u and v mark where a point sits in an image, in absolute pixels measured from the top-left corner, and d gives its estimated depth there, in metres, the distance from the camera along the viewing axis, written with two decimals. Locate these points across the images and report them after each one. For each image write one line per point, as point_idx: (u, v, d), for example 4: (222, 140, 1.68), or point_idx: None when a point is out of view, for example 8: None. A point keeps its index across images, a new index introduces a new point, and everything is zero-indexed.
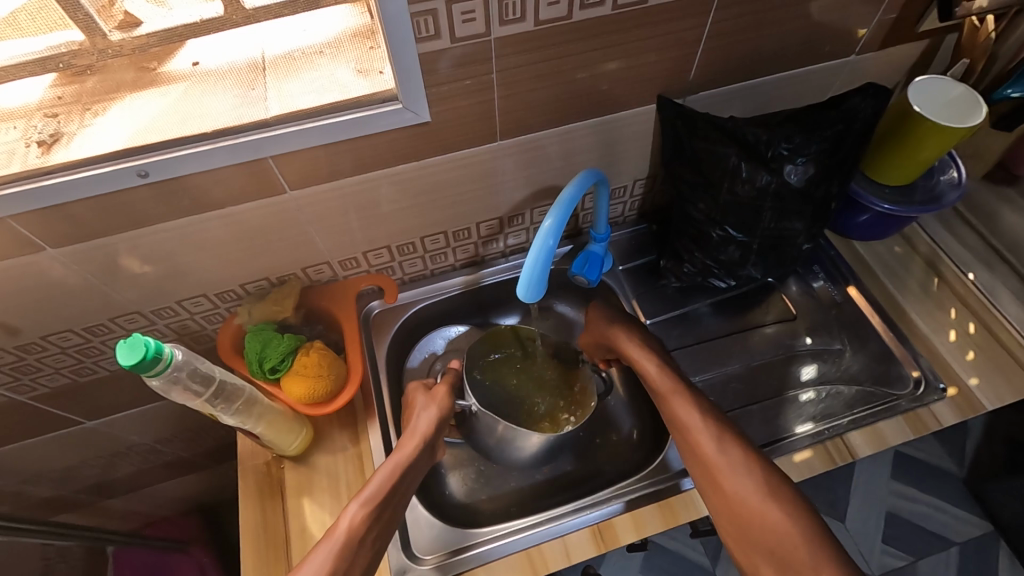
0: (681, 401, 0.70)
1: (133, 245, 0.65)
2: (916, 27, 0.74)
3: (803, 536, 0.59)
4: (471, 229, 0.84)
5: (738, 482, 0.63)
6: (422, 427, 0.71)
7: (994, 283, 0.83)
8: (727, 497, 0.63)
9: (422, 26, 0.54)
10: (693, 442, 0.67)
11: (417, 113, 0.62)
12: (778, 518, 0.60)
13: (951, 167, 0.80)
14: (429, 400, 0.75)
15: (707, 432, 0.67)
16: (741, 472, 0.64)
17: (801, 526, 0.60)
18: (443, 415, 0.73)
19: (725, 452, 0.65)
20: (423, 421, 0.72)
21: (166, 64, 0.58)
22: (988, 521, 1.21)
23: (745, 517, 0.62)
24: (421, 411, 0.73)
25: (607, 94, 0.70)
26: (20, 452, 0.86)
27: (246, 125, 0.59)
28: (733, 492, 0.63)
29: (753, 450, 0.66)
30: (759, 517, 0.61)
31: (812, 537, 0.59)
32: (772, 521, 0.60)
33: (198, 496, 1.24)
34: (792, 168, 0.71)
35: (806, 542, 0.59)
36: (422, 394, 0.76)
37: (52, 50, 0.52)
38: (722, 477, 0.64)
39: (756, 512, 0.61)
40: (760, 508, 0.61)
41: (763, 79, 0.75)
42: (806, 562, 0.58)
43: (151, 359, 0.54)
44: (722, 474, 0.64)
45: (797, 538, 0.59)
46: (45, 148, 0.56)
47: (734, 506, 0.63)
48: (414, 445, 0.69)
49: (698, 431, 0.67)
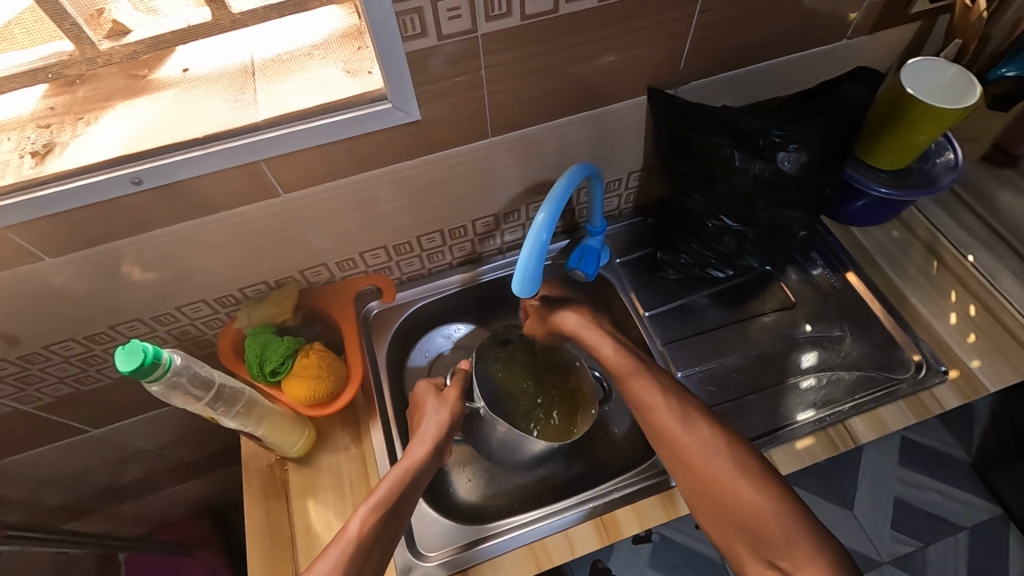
0: (643, 382, 0.71)
1: (129, 253, 0.66)
2: (907, 8, 0.74)
3: (775, 508, 0.61)
4: (467, 227, 0.84)
5: (709, 461, 0.65)
6: (432, 431, 0.71)
7: (995, 265, 0.82)
8: (699, 475, 0.65)
9: (408, 25, 0.54)
10: (661, 424, 0.68)
11: (408, 112, 0.62)
12: (750, 494, 0.62)
13: (948, 149, 0.80)
14: (441, 403, 0.75)
15: (672, 411, 0.68)
16: (711, 450, 0.65)
17: (771, 497, 0.62)
18: (454, 419, 0.74)
19: (693, 431, 0.67)
20: (430, 423, 0.72)
21: (157, 70, 0.59)
22: (997, 505, 1.22)
23: (717, 492, 0.64)
24: (432, 415, 0.73)
25: (596, 87, 0.69)
26: (28, 461, 0.87)
27: (237, 130, 0.59)
28: (702, 469, 0.65)
29: (718, 426, 0.67)
30: (729, 491, 0.63)
31: (784, 509, 0.61)
32: (742, 495, 0.62)
33: (207, 500, 1.25)
34: (785, 155, 0.72)
35: (776, 514, 0.61)
36: (433, 397, 0.76)
37: (42, 60, 0.53)
38: (690, 456, 0.66)
39: (726, 487, 0.63)
40: (731, 483, 0.63)
41: (754, 67, 0.75)
42: (777, 533, 0.60)
43: (149, 364, 0.54)
44: (688, 452, 0.66)
45: (767, 510, 0.61)
46: (38, 158, 0.56)
47: (707, 481, 0.64)
48: (424, 448, 0.70)
49: (662, 412, 0.69)
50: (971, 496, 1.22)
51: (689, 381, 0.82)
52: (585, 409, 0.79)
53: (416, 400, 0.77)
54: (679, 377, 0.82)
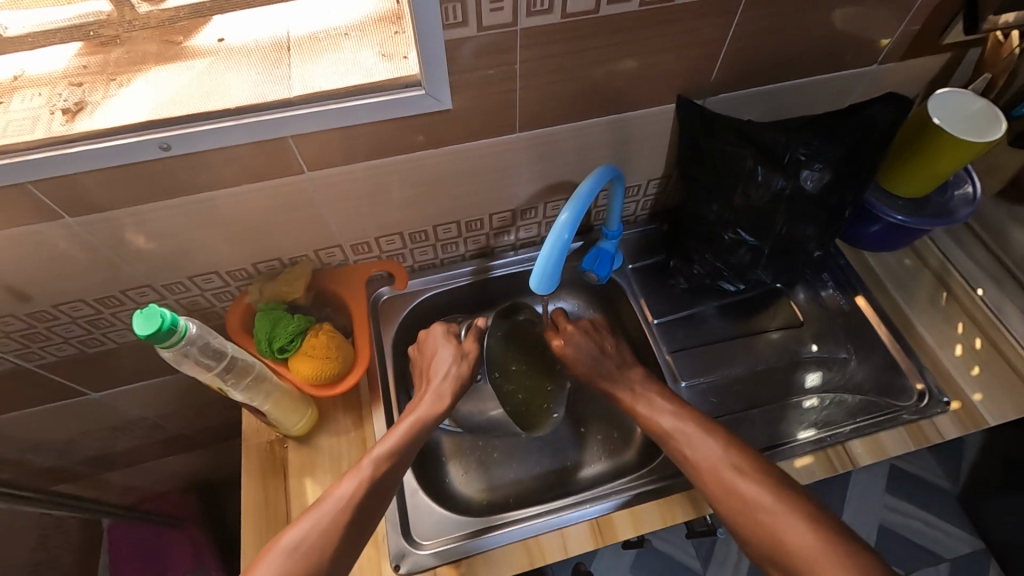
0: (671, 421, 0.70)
1: (148, 217, 0.66)
2: (939, 39, 0.74)
3: (824, 552, 0.56)
4: (484, 220, 0.84)
5: (748, 502, 0.61)
6: (446, 383, 0.75)
7: (1002, 300, 0.83)
8: (741, 518, 0.61)
9: (450, 13, 0.54)
10: (693, 465, 0.66)
11: (439, 100, 0.62)
12: (797, 536, 0.58)
13: (966, 182, 0.80)
14: (458, 354, 0.78)
15: (699, 447, 0.66)
16: (750, 492, 0.62)
17: (820, 536, 0.57)
18: (467, 372, 0.77)
19: (731, 473, 0.63)
20: (447, 375, 0.75)
21: (193, 38, 0.60)
22: (980, 539, 1.22)
23: (765, 536, 0.59)
24: (450, 366, 0.76)
25: (627, 91, 0.70)
26: (25, 419, 0.87)
27: (270, 103, 0.58)
28: (742, 512, 0.61)
29: (756, 463, 0.64)
30: (774, 533, 0.59)
31: (836, 550, 0.56)
32: (788, 538, 0.58)
33: (196, 474, 1.25)
34: (809, 174, 0.71)
35: (826, 555, 0.56)
36: (452, 346, 0.78)
37: (80, 18, 0.53)
38: (728, 497, 0.62)
39: (770, 529, 0.59)
40: (773, 523, 0.59)
41: (782, 84, 0.75)
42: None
43: (166, 331, 0.54)
44: (725, 492, 0.63)
45: (818, 552, 0.57)
46: (69, 116, 0.56)
47: (752, 525, 0.60)
48: (442, 406, 0.73)
49: (699, 457, 0.66)
50: (953, 527, 1.23)
51: (693, 391, 0.82)
52: (550, 413, 0.84)
53: (430, 347, 0.79)
54: (683, 386, 0.82)
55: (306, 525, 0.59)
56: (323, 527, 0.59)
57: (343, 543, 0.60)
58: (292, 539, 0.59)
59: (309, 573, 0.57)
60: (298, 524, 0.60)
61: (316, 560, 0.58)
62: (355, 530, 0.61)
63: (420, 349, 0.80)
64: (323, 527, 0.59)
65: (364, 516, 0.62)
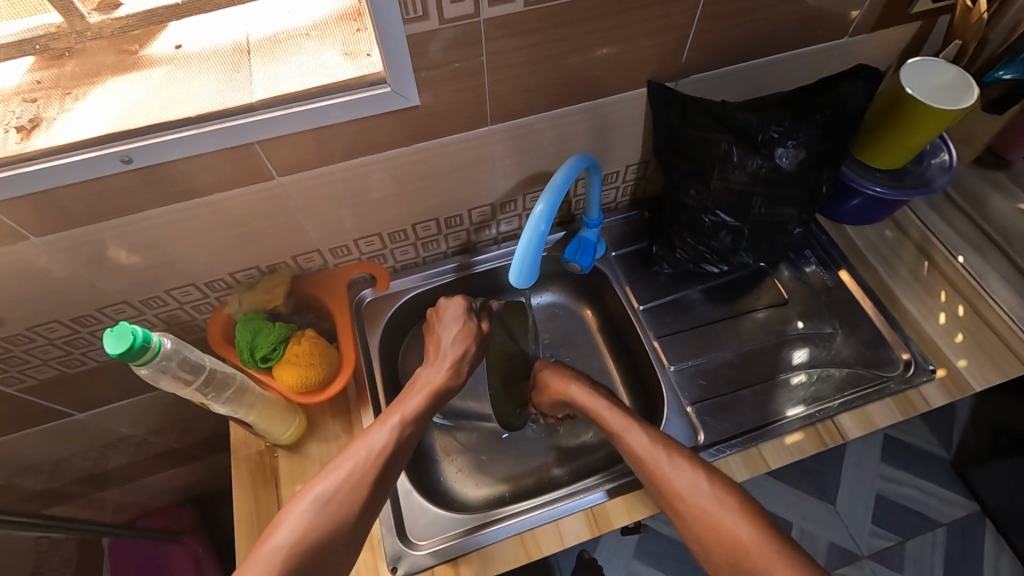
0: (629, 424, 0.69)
1: (120, 233, 0.64)
2: (908, 9, 0.74)
3: (772, 551, 0.58)
4: (463, 216, 0.83)
5: (704, 502, 0.61)
6: (459, 356, 0.76)
7: (984, 267, 0.83)
8: (693, 516, 0.61)
9: (410, 7, 0.53)
10: (646, 460, 0.65)
11: (406, 97, 0.61)
12: (748, 534, 0.60)
13: (943, 150, 0.80)
14: (467, 332, 0.77)
15: (648, 441, 0.66)
16: (705, 492, 0.62)
17: (757, 528, 0.60)
18: (476, 350, 0.77)
19: (687, 477, 0.63)
20: (465, 355, 0.76)
21: (148, 47, 0.57)
22: (974, 502, 1.24)
23: (716, 537, 0.60)
24: (463, 337, 0.77)
25: (599, 78, 0.69)
26: (9, 443, 0.85)
27: (232, 109, 0.57)
28: (698, 510, 0.61)
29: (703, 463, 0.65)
30: (720, 529, 0.60)
31: (768, 537, 0.59)
32: (733, 533, 0.60)
33: (193, 486, 1.24)
34: (783, 152, 0.70)
35: (774, 554, 0.58)
36: (471, 321, 0.78)
37: (30, 31, 0.51)
38: (684, 496, 0.62)
39: (717, 524, 0.61)
40: (725, 527, 0.60)
41: (753, 63, 0.74)
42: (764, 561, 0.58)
43: (138, 348, 0.53)
44: (681, 492, 0.62)
45: (755, 541, 0.59)
46: (24, 133, 0.54)
47: (703, 520, 0.61)
48: (457, 381, 0.75)
49: (652, 455, 0.65)
50: (950, 493, 1.25)
51: (682, 376, 0.82)
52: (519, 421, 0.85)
53: (446, 321, 0.78)
54: (672, 371, 0.82)
55: (337, 479, 0.62)
56: (351, 483, 0.62)
57: (370, 497, 0.63)
58: (324, 492, 0.62)
59: (330, 532, 0.60)
60: (327, 475, 0.63)
61: (346, 513, 0.61)
62: (376, 494, 0.63)
63: (435, 317, 0.80)
64: (352, 482, 0.62)
65: (383, 484, 0.64)
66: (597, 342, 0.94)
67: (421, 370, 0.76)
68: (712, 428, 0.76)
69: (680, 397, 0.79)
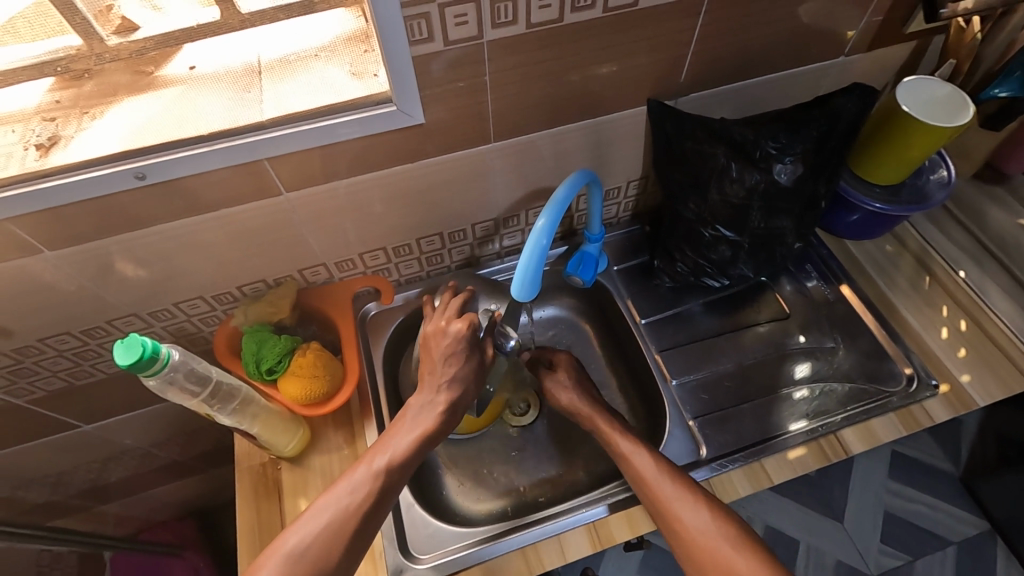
0: (635, 447, 0.69)
1: (131, 247, 0.66)
2: (902, 28, 0.75)
3: None
4: (467, 230, 0.84)
5: (703, 531, 0.61)
6: (455, 394, 0.69)
7: (984, 280, 0.84)
8: (692, 544, 0.61)
9: (414, 29, 0.55)
10: (649, 484, 0.65)
11: (411, 115, 0.62)
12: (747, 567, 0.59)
13: (941, 166, 0.81)
14: (467, 367, 0.70)
15: (653, 465, 0.67)
16: (705, 521, 0.62)
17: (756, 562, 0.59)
18: (472, 384, 0.71)
19: (682, 500, 0.63)
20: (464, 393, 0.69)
21: (163, 68, 0.58)
22: (984, 519, 1.24)
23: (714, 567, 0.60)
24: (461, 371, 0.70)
25: (600, 95, 0.70)
26: (16, 455, 0.86)
27: (243, 127, 0.59)
28: (697, 538, 0.61)
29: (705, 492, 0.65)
30: (718, 559, 0.60)
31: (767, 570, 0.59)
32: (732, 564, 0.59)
33: (196, 499, 1.25)
34: (781, 167, 0.72)
35: None
36: (471, 352, 0.70)
37: (51, 54, 0.53)
38: (685, 522, 0.62)
39: (716, 554, 0.60)
40: (717, 552, 0.60)
41: (750, 82, 0.76)
42: None
43: (147, 359, 0.54)
44: (681, 517, 0.62)
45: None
46: (43, 151, 0.56)
47: (701, 549, 0.61)
48: (451, 423, 0.69)
49: (656, 479, 0.65)
50: (960, 511, 1.25)
51: (684, 389, 0.82)
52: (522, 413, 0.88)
53: (443, 348, 0.70)
54: (674, 385, 0.82)
55: (314, 530, 0.61)
56: (329, 532, 0.61)
57: (348, 546, 0.62)
58: (300, 543, 0.61)
59: None
60: (304, 525, 0.62)
61: (322, 564, 0.60)
62: (354, 543, 0.62)
63: (430, 338, 0.71)
64: (330, 532, 0.61)
65: (362, 532, 0.63)
66: (599, 354, 0.95)
67: (411, 402, 0.70)
68: (715, 441, 0.76)
69: (682, 410, 0.80)
